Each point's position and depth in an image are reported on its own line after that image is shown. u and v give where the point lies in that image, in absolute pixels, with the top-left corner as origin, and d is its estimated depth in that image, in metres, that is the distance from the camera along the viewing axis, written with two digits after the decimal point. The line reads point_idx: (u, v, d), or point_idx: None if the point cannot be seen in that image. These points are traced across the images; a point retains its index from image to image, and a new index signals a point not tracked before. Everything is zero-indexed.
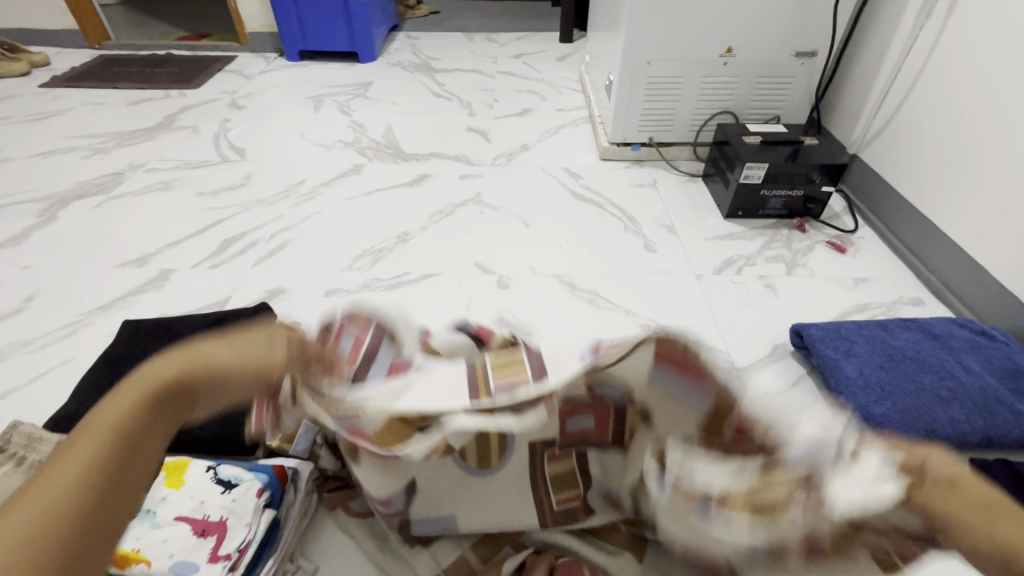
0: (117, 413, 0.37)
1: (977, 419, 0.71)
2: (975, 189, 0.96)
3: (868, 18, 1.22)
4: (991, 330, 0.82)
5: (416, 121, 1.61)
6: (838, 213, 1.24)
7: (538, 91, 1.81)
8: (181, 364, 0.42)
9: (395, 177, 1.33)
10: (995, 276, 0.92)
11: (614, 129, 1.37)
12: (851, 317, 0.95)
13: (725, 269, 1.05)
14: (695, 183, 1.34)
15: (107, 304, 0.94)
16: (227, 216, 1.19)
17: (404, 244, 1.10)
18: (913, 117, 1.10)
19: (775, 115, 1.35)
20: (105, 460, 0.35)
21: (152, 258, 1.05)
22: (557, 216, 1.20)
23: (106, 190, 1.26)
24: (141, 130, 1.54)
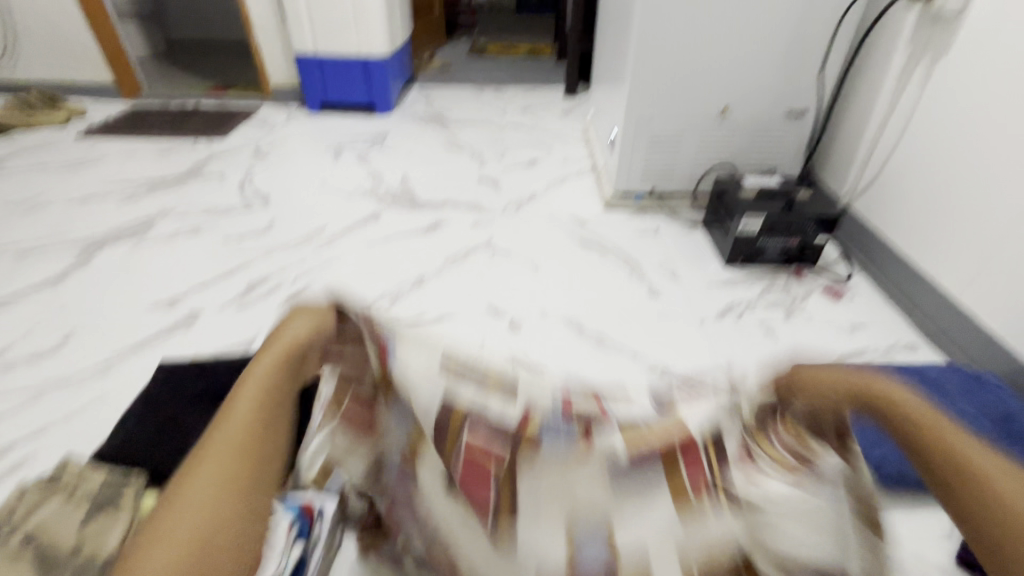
0: (228, 438, 0.40)
1: None
2: (960, 241, 1.03)
3: (852, 82, 1.32)
4: (982, 375, 0.87)
5: (430, 170, 1.71)
6: (833, 261, 1.30)
7: (545, 143, 1.92)
8: (256, 402, 0.44)
9: (411, 224, 1.41)
10: (984, 324, 0.97)
11: (618, 180, 1.46)
12: (849, 361, 1.00)
13: (726, 314, 1.10)
14: (696, 231, 1.41)
15: (139, 343, 0.99)
16: (252, 260, 1.25)
17: (421, 288, 1.16)
18: (900, 173, 1.18)
19: (770, 166, 1.44)
20: (229, 496, 0.37)
21: (182, 299, 1.11)
22: (565, 261, 1.27)
23: (138, 234, 1.33)
24: (171, 177, 1.63)
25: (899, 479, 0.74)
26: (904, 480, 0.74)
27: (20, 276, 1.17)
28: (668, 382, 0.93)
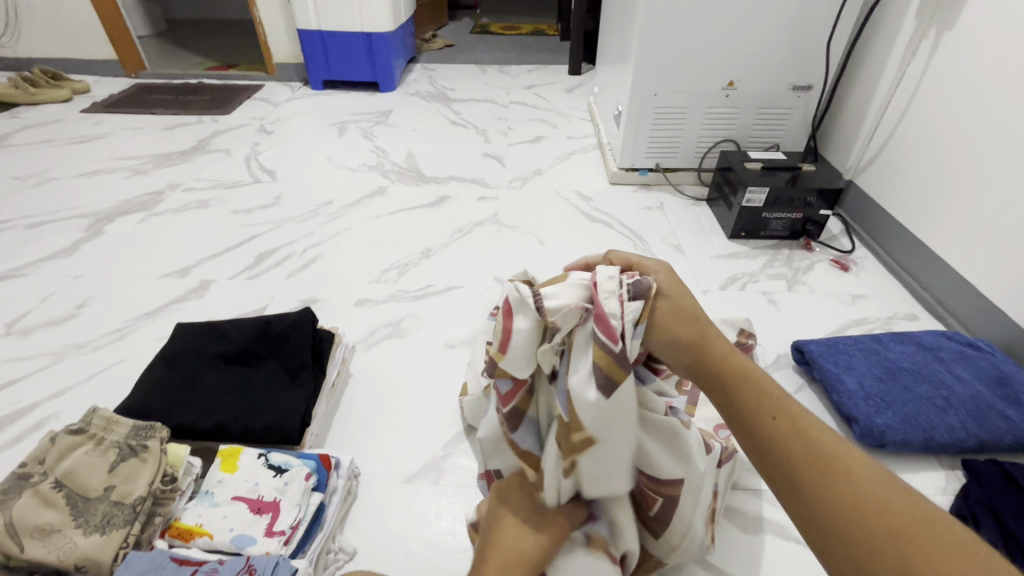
0: None
1: (970, 425, 0.75)
2: (960, 213, 1.04)
3: (858, 55, 1.32)
4: (977, 341, 0.88)
5: (435, 147, 1.71)
6: (836, 235, 1.32)
7: (549, 120, 1.92)
8: None
9: (417, 198, 1.42)
10: (983, 293, 0.98)
11: (622, 156, 1.47)
12: (850, 330, 1.01)
13: (730, 285, 1.12)
14: (699, 207, 1.42)
15: (153, 310, 1.01)
16: (260, 232, 1.26)
17: (428, 260, 1.18)
18: (902, 147, 1.19)
19: (774, 143, 1.44)
20: None
21: (192, 269, 1.13)
22: (570, 235, 1.28)
23: (147, 207, 1.35)
24: (177, 153, 1.63)
25: (903, 444, 0.75)
26: (907, 445, 0.75)
27: (32, 247, 1.18)
28: None
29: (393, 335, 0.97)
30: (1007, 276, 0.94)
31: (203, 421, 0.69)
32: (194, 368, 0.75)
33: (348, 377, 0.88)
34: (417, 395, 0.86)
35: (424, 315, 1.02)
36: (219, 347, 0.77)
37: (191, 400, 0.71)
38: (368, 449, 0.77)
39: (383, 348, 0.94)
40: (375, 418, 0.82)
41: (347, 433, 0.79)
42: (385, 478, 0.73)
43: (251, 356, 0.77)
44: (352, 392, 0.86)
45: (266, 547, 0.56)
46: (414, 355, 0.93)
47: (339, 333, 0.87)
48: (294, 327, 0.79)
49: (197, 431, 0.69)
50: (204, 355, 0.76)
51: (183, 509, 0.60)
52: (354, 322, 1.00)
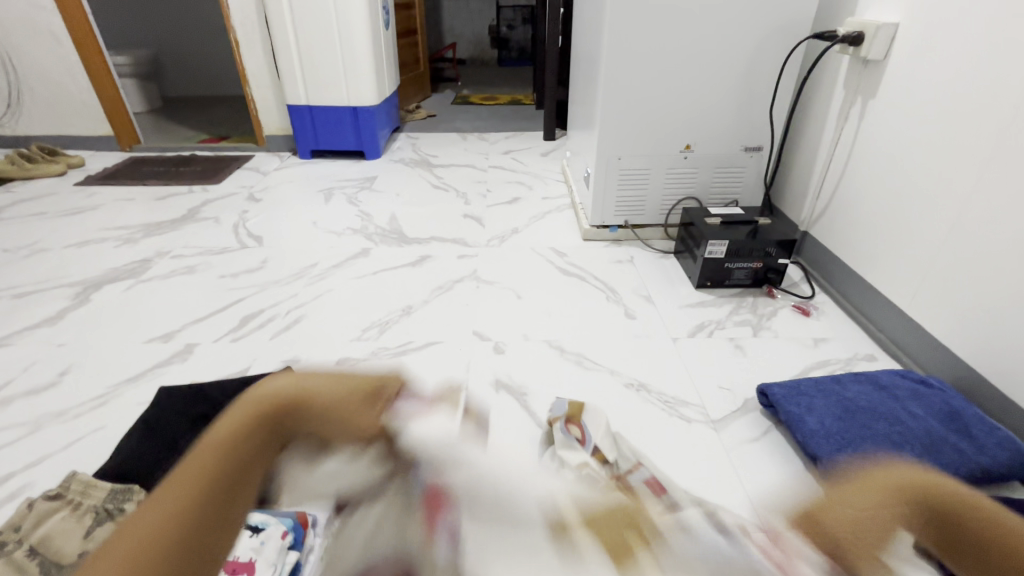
0: None
1: (927, 459, 0.78)
2: (902, 258, 1.12)
3: (799, 120, 1.45)
4: (928, 379, 0.93)
5: (417, 209, 1.79)
6: (797, 282, 1.39)
7: (526, 182, 2.03)
8: None
9: (400, 258, 1.48)
10: (930, 333, 1.05)
11: (593, 213, 1.56)
12: (813, 372, 1.06)
13: (698, 332, 1.17)
14: (668, 259, 1.49)
15: (135, 375, 1.03)
16: (245, 295, 1.30)
17: (409, 317, 1.22)
18: (846, 199, 1.29)
19: (733, 198, 1.55)
20: None
21: (177, 333, 1.16)
22: (545, 288, 1.34)
23: (135, 274, 1.38)
24: (167, 222, 1.70)
25: None
26: None
27: (18, 317, 1.20)
28: (645, 396, 0.98)
29: None
30: (949, 316, 1.01)
31: None
32: (175, 430, 0.77)
33: None
34: None
35: (405, 371, 1.05)
36: (202, 410, 0.80)
37: (170, 462, 0.72)
38: None
39: None
40: None
41: None
42: None
43: None
44: None
45: None
46: None
47: None
48: None
49: None
50: (187, 417, 0.79)
51: None
52: None
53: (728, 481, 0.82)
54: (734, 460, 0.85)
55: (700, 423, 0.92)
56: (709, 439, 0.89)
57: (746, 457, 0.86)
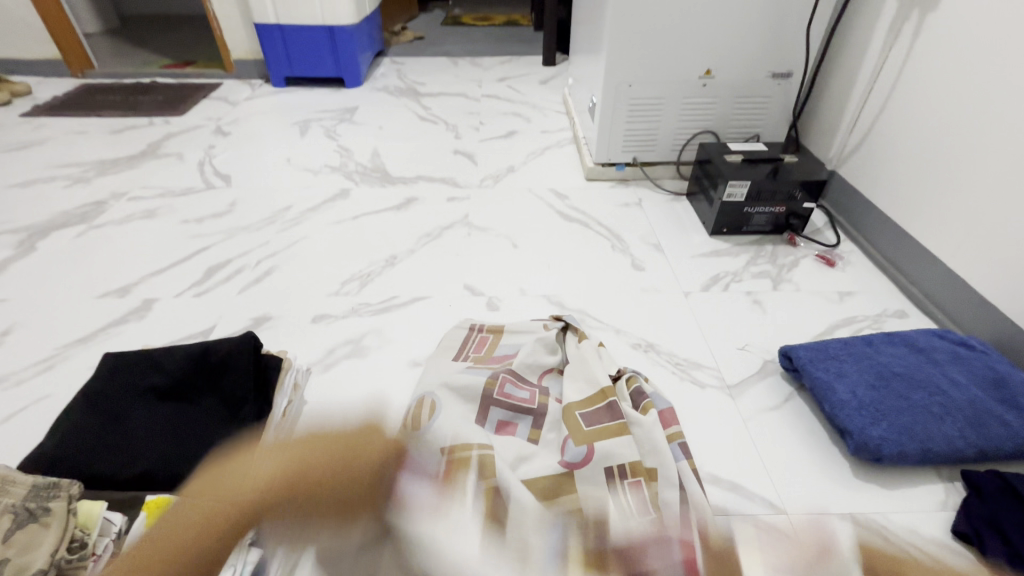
0: None
1: (969, 434, 0.71)
2: (947, 203, 0.99)
3: (838, 41, 1.27)
4: (970, 340, 0.83)
5: (403, 145, 1.62)
6: (820, 228, 1.26)
7: (523, 114, 1.84)
8: None
9: (383, 201, 1.33)
10: (974, 288, 0.94)
11: (598, 150, 1.39)
12: (838, 331, 0.96)
13: (712, 286, 1.06)
14: (680, 201, 1.35)
15: (85, 336, 0.92)
16: (211, 244, 1.17)
17: (393, 268, 1.10)
18: (886, 134, 1.14)
19: (754, 133, 1.39)
20: None
21: (134, 287, 1.04)
22: (544, 236, 1.21)
23: (87, 219, 1.24)
24: (124, 159, 1.53)
25: (900, 458, 0.70)
26: (904, 459, 0.70)
27: None
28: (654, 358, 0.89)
29: (353, 353, 0.90)
30: (998, 270, 0.89)
31: (128, 469, 0.61)
32: (119, 405, 0.66)
33: (302, 404, 0.81)
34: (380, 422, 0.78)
35: (388, 330, 0.94)
36: (151, 380, 0.69)
37: (114, 444, 0.63)
38: None
39: (341, 368, 0.87)
40: None
41: None
42: None
43: (186, 389, 0.69)
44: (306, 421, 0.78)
45: None
46: (376, 375, 0.86)
47: (288, 357, 0.79)
48: (232, 355, 0.71)
49: (121, 481, 0.60)
50: (133, 389, 0.68)
51: None
52: (310, 342, 0.92)
53: (744, 454, 0.74)
54: (750, 432, 0.77)
55: (715, 389, 0.84)
56: (724, 406, 0.81)
57: (765, 429, 0.78)
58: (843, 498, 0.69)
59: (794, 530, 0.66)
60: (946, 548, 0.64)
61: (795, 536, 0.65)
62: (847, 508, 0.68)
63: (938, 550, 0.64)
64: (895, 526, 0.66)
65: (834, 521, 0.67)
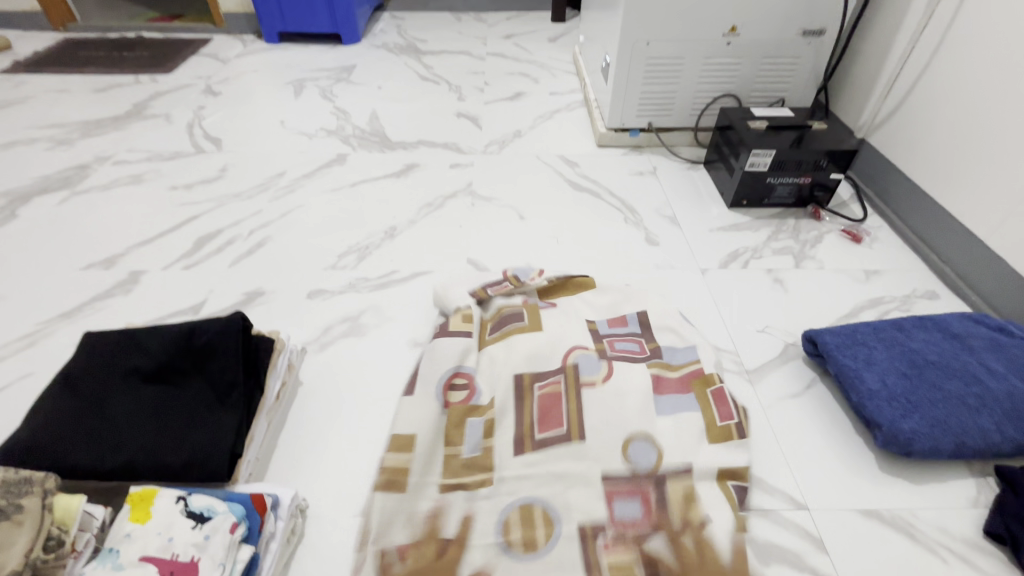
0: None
1: (1008, 428, 0.66)
2: (989, 177, 0.92)
3: None
4: (1009, 326, 0.78)
5: (403, 107, 1.53)
6: (846, 201, 1.19)
7: (530, 74, 1.73)
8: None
9: (382, 168, 1.26)
10: (1013, 269, 0.88)
11: (610, 114, 1.31)
12: (864, 312, 0.91)
13: (731, 262, 1.00)
14: (696, 171, 1.28)
15: (69, 310, 0.88)
16: (201, 212, 1.11)
17: (392, 240, 1.04)
18: (925, 99, 1.05)
19: (778, 98, 1.29)
20: None
21: (120, 258, 0.98)
22: (552, 207, 1.14)
23: (70, 184, 1.18)
24: (109, 119, 1.44)
25: (931, 453, 0.66)
26: (936, 453, 0.66)
27: None
28: None
29: (351, 332, 0.85)
30: None
31: (110, 459, 0.57)
32: (100, 390, 0.62)
33: (297, 386, 0.76)
34: (379, 406, 0.74)
35: (387, 307, 0.89)
36: (134, 362, 0.64)
37: (94, 432, 0.59)
38: (318, 476, 0.66)
39: (338, 348, 0.82)
40: (326, 436, 0.71)
41: (294, 455, 0.69)
42: (338, 512, 0.63)
43: (171, 372, 0.65)
44: (301, 404, 0.74)
45: None
46: (375, 355, 0.81)
47: (281, 336, 0.74)
48: (220, 336, 0.66)
49: (102, 472, 0.57)
50: (114, 373, 0.64)
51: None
52: (305, 318, 0.87)
53: (764, 444, 0.70)
54: (770, 421, 0.73)
55: (733, 374, 0.79)
56: (743, 392, 0.77)
57: (786, 417, 0.73)
58: (868, 494, 0.65)
59: (817, 527, 0.62)
60: (977, 548, 0.61)
61: (818, 533, 0.62)
62: (872, 504, 0.64)
63: (968, 550, 0.61)
64: (923, 524, 0.63)
65: (858, 518, 0.63)
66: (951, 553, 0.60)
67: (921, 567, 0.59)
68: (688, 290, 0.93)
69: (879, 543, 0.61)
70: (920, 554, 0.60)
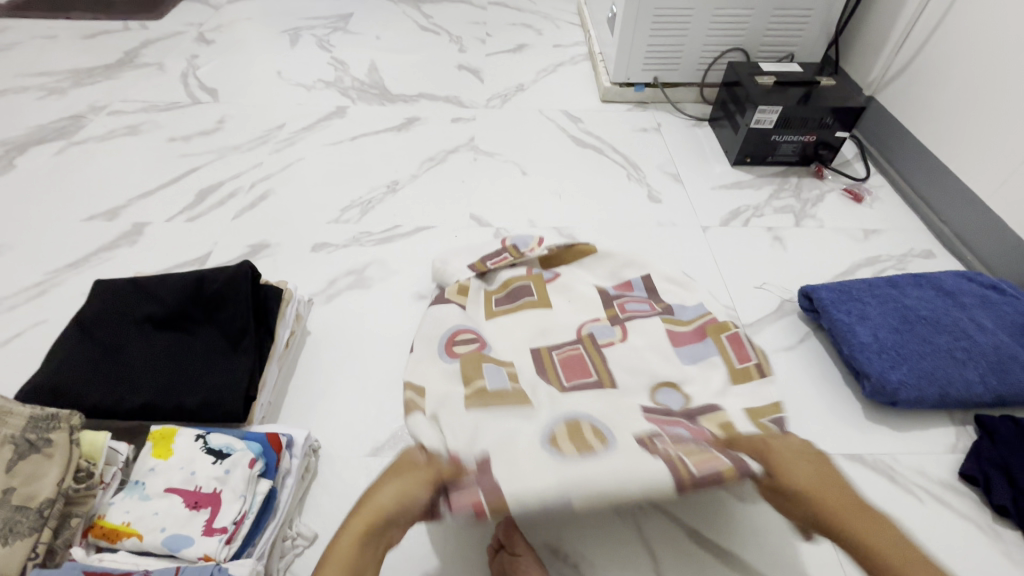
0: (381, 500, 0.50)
1: (990, 379, 0.69)
2: (995, 137, 0.91)
3: None
4: (1001, 283, 0.79)
5: (402, 58, 1.49)
6: (850, 160, 1.18)
7: (533, 25, 1.67)
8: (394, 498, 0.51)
9: (382, 121, 1.24)
10: (1011, 229, 0.89)
11: (616, 68, 1.28)
12: (861, 270, 0.93)
13: (732, 220, 1.01)
14: (701, 128, 1.26)
15: (76, 260, 0.88)
16: (200, 164, 1.10)
17: (394, 194, 1.04)
18: (936, 56, 1.03)
19: (788, 52, 1.26)
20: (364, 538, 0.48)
21: (122, 210, 0.98)
22: (555, 163, 1.13)
23: (66, 135, 1.16)
24: (100, 68, 1.40)
25: (915, 402, 0.69)
26: (920, 402, 0.69)
27: None
28: None
29: (356, 285, 0.86)
30: None
31: (129, 400, 0.59)
32: (115, 335, 0.64)
33: (305, 335, 0.78)
34: (386, 354, 0.77)
35: (391, 261, 0.90)
36: (146, 309, 0.66)
37: (113, 375, 0.61)
38: (329, 419, 0.69)
39: (344, 299, 0.84)
40: (334, 383, 0.73)
41: (305, 400, 0.71)
42: (349, 452, 0.66)
43: (183, 319, 0.66)
44: (310, 353, 0.77)
45: (203, 550, 0.49)
46: (380, 307, 0.83)
47: (288, 287, 0.76)
48: (229, 285, 0.67)
49: (123, 412, 0.59)
50: (128, 319, 0.65)
51: (110, 504, 0.52)
52: (310, 271, 0.88)
53: None
54: None
55: None
56: None
57: (778, 368, 0.76)
58: (853, 439, 0.69)
59: None
60: (951, 489, 0.65)
61: None
62: (856, 449, 0.68)
63: (943, 491, 0.64)
64: (902, 467, 0.66)
65: (842, 461, 0.67)
66: (927, 493, 0.64)
67: (897, 505, 0.63)
68: (688, 247, 0.94)
69: (860, 484, 0.65)
70: (897, 494, 0.64)
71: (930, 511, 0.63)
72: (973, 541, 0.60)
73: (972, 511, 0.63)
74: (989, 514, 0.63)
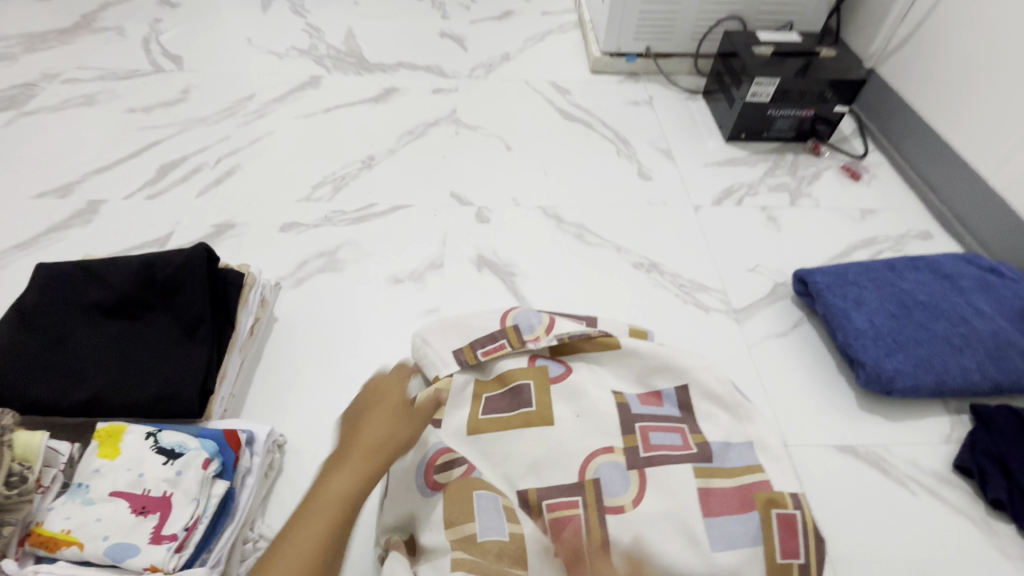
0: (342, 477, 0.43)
1: (988, 367, 0.66)
2: (1000, 112, 0.87)
3: None
4: (1001, 266, 0.76)
5: (381, 25, 1.40)
6: (848, 136, 1.14)
7: None
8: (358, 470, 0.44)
9: (358, 92, 1.17)
10: (1013, 210, 0.85)
11: (606, 37, 1.21)
12: (857, 252, 0.89)
13: (725, 199, 0.96)
14: (694, 101, 1.20)
15: (24, 241, 0.82)
16: (162, 137, 1.03)
17: (370, 170, 0.98)
18: (941, 26, 0.98)
19: (787, 21, 1.20)
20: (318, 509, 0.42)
21: (76, 186, 0.92)
22: (542, 137, 1.07)
23: (16, 104, 1.08)
24: (54, 32, 1.31)
25: (911, 391, 0.66)
26: (915, 392, 0.66)
27: None
28: (657, 279, 0.82)
29: (327, 268, 0.81)
30: None
31: (72, 395, 0.55)
32: (58, 323, 0.59)
33: (272, 322, 0.74)
34: (358, 342, 0.72)
35: (365, 242, 0.85)
36: (92, 295, 0.61)
37: (54, 367, 0.56)
38: (297, 412, 0.65)
39: (315, 284, 0.79)
40: (303, 372, 0.69)
41: (271, 392, 0.67)
42: (318, 446, 0.63)
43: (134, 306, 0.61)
44: (277, 341, 0.72)
45: (150, 559, 0.45)
46: (353, 292, 0.78)
47: (252, 270, 0.71)
48: (183, 268, 0.62)
49: (66, 408, 0.54)
50: (71, 305, 0.60)
51: (49, 509, 0.48)
52: (279, 253, 0.83)
53: (746, 382, 0.70)
54: (755, 358, 0.73)
55: (719, 313, 0.78)
56: (728, 331, 0.76)
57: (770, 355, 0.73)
58: (845, 429, 0.66)
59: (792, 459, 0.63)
60: (945, 482, 0.62)
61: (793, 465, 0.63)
62: (849, 440, 0.65)
63: (936, 484, 0.62)
64: (896, 459, 0.64)
65: (834, 452, 0.64)
66: (920, 486, 0.62)
67: (889, 498, 0.61)
68: (679, 227, 0.90)
69: (851, 476, 0.62)
70: (889, 486, 0.62)
71: (923, 504, 0.61)
72: (966, 535, 0.58)
73: (965, 504, 0.61)
74: (983, 506, 0.61)
